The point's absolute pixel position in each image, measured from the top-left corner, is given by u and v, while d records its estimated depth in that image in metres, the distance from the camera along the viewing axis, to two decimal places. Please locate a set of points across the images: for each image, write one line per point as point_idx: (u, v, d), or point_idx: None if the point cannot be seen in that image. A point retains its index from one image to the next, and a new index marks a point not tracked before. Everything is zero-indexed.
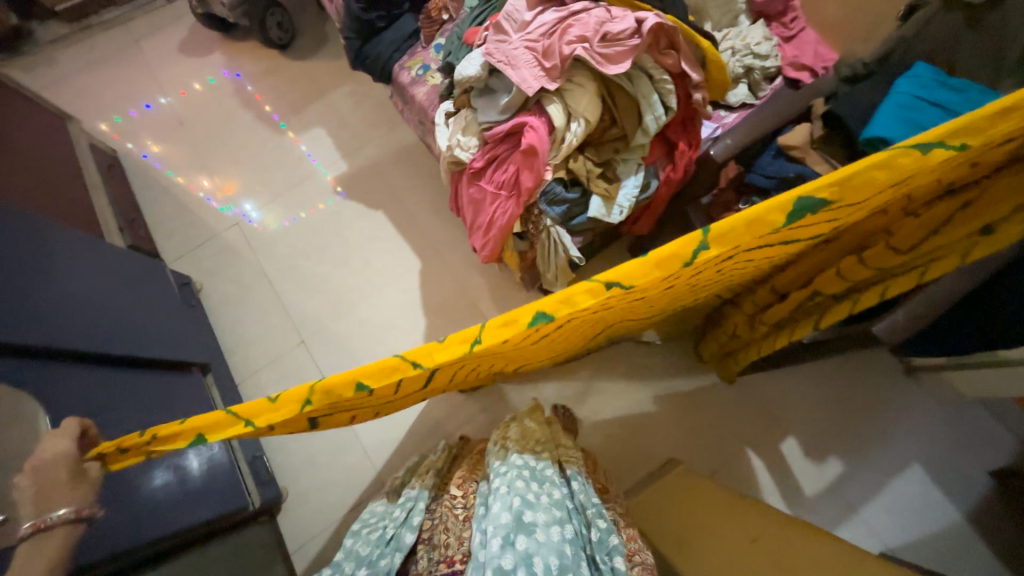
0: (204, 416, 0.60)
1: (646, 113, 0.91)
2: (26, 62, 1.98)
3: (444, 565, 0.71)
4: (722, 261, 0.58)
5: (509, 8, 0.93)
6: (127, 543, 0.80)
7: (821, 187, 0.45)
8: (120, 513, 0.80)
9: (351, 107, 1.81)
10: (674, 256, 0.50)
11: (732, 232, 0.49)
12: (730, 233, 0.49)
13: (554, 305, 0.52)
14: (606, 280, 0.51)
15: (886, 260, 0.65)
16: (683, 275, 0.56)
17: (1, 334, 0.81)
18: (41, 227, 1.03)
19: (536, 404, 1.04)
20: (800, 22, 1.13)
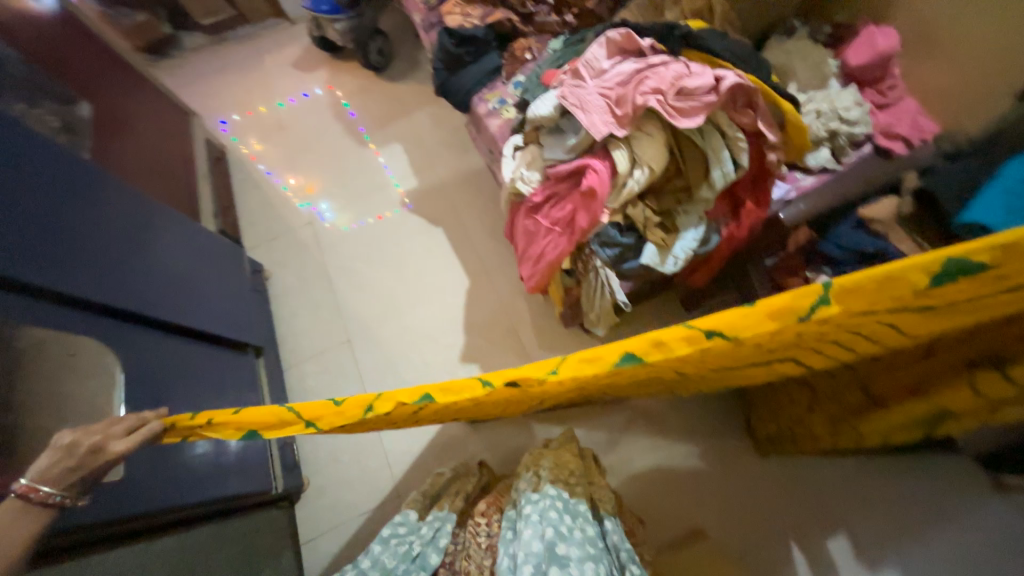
0: (261, 414, 0.66)
1: (713, 169, 0.90)
2: (170, 65, 2.32)
3: None
4: (835, 331, 0.57)
5: (588, 55, 0.96)
6: (159, 504, 0.85)
7: (980, 251, 0.43)
8: (157, 475, 0.86)
9: (429, 128, 1.93)
10: (792, 307, 0.50)
11: (863, 289, 0.48)
12: (858, 290, 0.48)
13: (641, 348, 0.55)
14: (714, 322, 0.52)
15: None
16: (787, 335, 0.56)
17: (98, 296, 0.92)
18: (148, 207, 1.18)
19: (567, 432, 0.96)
20: (899, 91, 1.06)
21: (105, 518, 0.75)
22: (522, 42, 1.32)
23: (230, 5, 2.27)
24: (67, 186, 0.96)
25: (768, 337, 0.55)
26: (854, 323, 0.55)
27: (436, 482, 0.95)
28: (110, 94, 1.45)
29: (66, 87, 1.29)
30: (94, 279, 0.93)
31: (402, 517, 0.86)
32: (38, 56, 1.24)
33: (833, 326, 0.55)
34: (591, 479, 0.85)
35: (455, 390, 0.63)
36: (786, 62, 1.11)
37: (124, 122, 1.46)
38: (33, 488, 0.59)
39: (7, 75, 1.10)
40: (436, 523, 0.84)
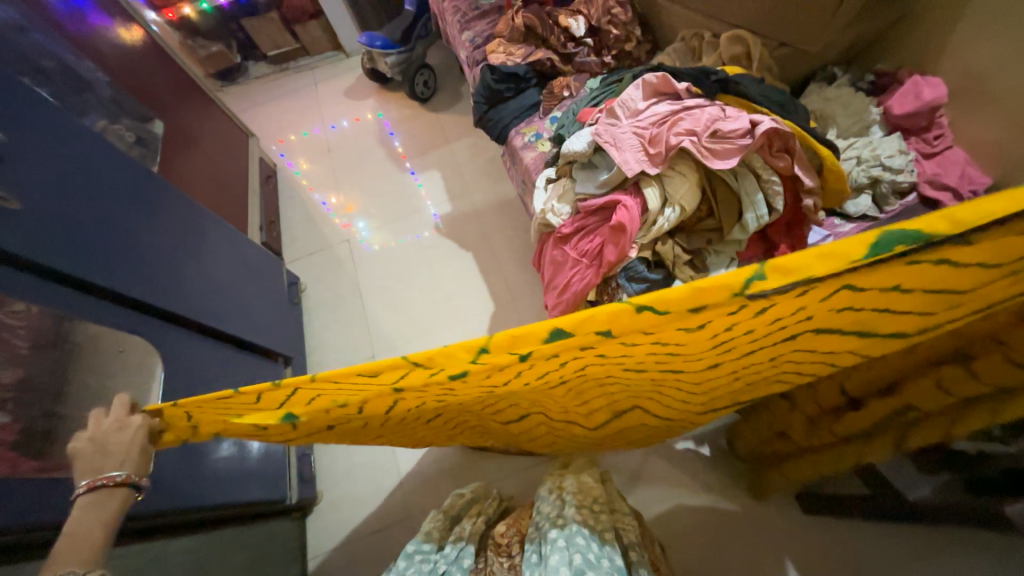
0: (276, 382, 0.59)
1: (747, 212, 0.89)
2: (237, 90, 2.53)
3: None
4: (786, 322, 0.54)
5: (624, 96, 0.99)
6: (184, 503, 0.86)
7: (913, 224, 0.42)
8: (185, 476, 0.89)
9: (467, 157, 2.01)
10: (722, 291, 0.46)
11: (798, 265, 0.44)
12: (791, 268, 0.45)
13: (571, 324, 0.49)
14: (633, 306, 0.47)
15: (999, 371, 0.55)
16: (727, 323, 0.52)
17: (152, 298, 1.00)
18: (203, 219, 1.27)
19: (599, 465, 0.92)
20: (947, 139, 1.04)
21: (144, 511, 0.79)
22: (560, 80, 1.37)
23: (295, 39, 2.48)
24: (134, 195, 1.05)
25: (714, 322, 0.51)
26: (805, 311, 0.51)
27: (456, 502, 0.89)
28: (180, 115, 1.60)
29: (143, 107, 1.43)
30: (148, 282, 1.00)
31: (426, 534, 0.78)
32: (124, 79, 1.39)
33: (783, 313, 0.51)
34: (614, 507, 0.79)
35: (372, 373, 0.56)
36: (826, 108, 1.11)
37: (190, 140, 1.59)
38: (96, 478, 0.57)
39: (96, 96, 1.23)
40: (459, 543, 0.76)
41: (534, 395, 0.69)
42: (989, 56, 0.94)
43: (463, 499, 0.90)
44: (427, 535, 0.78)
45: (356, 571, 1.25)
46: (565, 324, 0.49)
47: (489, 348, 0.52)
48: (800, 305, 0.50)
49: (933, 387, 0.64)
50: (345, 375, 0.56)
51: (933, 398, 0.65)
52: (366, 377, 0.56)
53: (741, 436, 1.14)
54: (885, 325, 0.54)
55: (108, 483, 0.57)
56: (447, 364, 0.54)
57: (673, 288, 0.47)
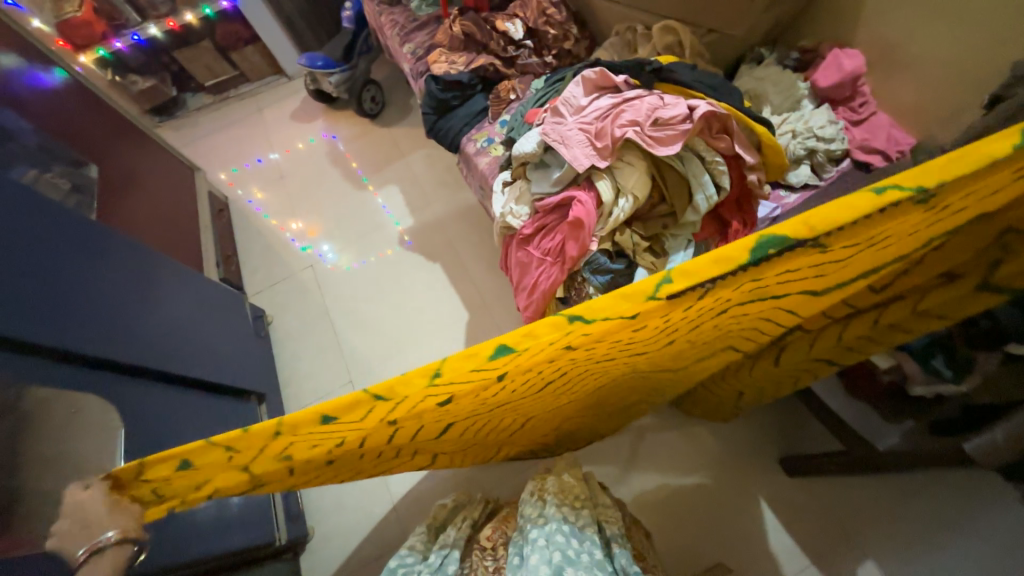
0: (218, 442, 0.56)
1: (696, 193, 0.92)
2: (177, 124, 2.44)
3: None
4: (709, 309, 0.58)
5: (566, 94, 1.01)
6: (158, 563, 0.82)
7: (783, 229, 0.48)
8: (161, 534, 0.84)
9: (424, 168, 1.99)
10: (638, 295, 0.51)
11: (697, 269, 0.50)
12: (695, 273, 0.50)
13: (513, 339, 0.53)
14: (567, 316, 0.52)
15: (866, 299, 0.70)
16: (653, 322, 0.56)
17: (103, 351, 0.94)
18: (153, 261, 1.21)
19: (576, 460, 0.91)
20: (871, 106, 1.10)
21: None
22: (505, 84, 1.38)
23: (232, 66, 2.40)
24: (74, 245, 0.99)
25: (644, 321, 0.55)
26: (714, 300, 0.55)
27: (441, 511, 0.88)
28: (117, 155, 1.53)
29: (75, 152, 1.35)
30: (99, 336, 0.95)
31: (409, 547, 0.77)
32: (50, 125, 1.32)
33: (695, 304, 0.55)
34: (597, 501, 0.79)
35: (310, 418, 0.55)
36: (759, 88, 1.16)
37: (132, 181, 1.52)
38: (91, 544, 0.54)
39: (20, 145, 1.16)
40: (443, 550, 0.74)
41: (488, 411, 0.69)
42: (898, 25, 1.01)
43: (448, 508, 0.89)
44: (410, 549, 0.76)
45: None
46: (509, 340, 0.53)
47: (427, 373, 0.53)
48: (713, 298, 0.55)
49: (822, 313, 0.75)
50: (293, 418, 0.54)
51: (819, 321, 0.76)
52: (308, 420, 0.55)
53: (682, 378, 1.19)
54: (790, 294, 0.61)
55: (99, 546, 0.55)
56: (380, 405, 0.56)
57: (598, 298, 0.51)
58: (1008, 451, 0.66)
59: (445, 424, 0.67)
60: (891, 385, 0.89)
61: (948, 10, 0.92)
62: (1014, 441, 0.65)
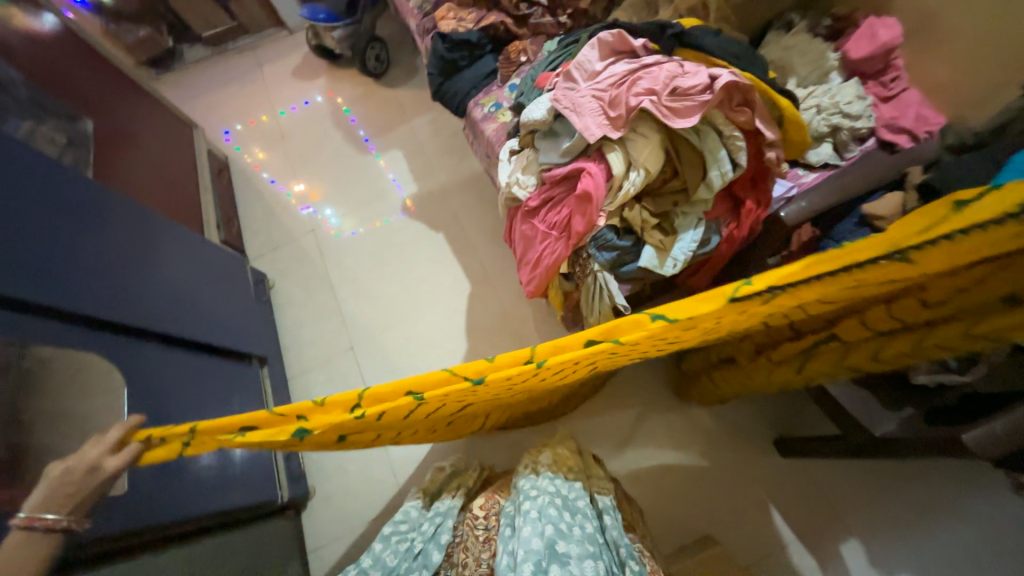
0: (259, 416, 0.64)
1: (711, 169, 0.88)
2: (174, 77, 2.35)
3: None
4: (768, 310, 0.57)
5: (580, 57, 0.95)
6: (160, 517, 0.84)
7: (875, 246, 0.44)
8: (166, 491, 0.86)
9: (428, 133, 1.93)
10: (719, 297, 0.53)
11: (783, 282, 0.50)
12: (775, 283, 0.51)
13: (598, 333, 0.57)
14: (650, 315, 0.55)
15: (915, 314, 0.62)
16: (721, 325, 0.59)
17: (102, 311, 0.94)
18: (151, 221, 1.19)
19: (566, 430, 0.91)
20: (902, 83, 1.03)
21: (127, 529, 0.78)
22: (516, 45, 1.31)
23: (230, 17, 2.29)
24: (71, 203, 0.97)
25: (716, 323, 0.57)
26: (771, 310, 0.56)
27: (437, 478, 0.90)
28: (113, 110, 1.48)
29: (69, 105, 1.31)
30: (98, 295, 0.95)
31: (404, 513, 0.80)
32: (42, 76, 1.27)
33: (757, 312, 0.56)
34: (590, 472, 0.80)
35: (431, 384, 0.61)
36: (785, 57, 1.09)
37: (128, 137, 1.48)
38: (32, 516, 0.60)
39: (10, 96, 1.11)
40: (437, 518, 0.77)
41: (524, 391, 0.74)
42: None
43: (443, 474, 0.91)
44: (407, 513, 0.80)
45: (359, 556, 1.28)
46: (596, 334, 0.57)
47: (533, 359, 0.60)
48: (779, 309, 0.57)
49: (859, 322, 0.69)
50: (392, 393, 0.62)
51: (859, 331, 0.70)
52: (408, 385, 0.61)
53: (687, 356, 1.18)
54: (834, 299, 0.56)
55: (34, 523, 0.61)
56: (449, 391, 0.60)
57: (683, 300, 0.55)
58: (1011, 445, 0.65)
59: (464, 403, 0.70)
60: (894, 373, 0.89)
61: None
62: (1016, 435, 0.64)
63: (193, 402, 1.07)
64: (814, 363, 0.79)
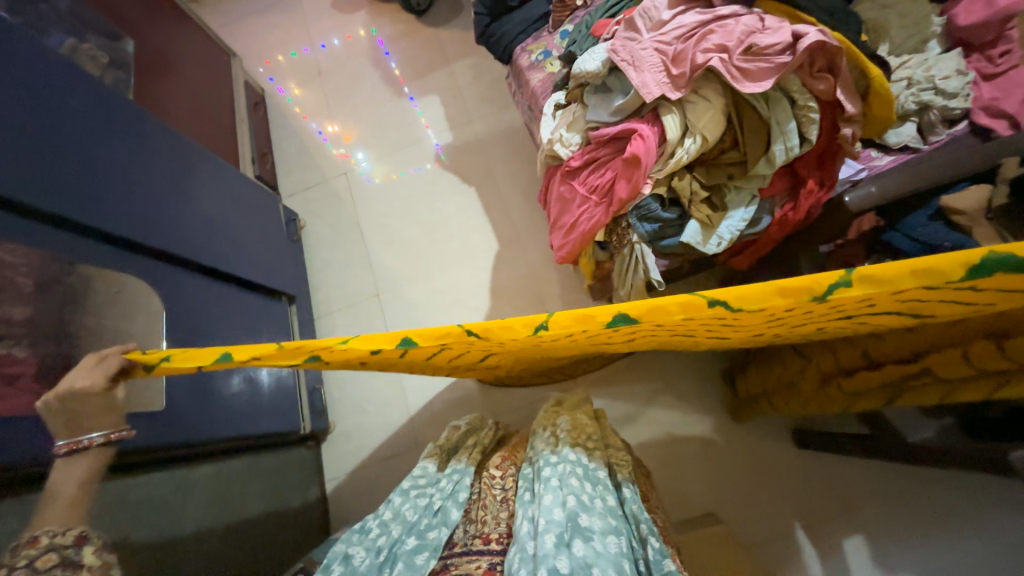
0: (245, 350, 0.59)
1: (775, 143, 0.81)
2: (214, 1, 2.29)
3: (478, 541, 0.68)
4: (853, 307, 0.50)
5: (646, 3, 0.85)
6: (197, 434, 0.89)
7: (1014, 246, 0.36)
8: (201, 412, 0.91)
9: (468, 80, 1.84)
10: (799, 293, 0.45)
11: (885, 277, 0.42)
12: (881, 281, 0.42)
13: (636, 310, 0.50)
14: (706, 299, 0.48)
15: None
16: (790, 315, 0.53)
17: (141, 236, 0.96)
18: (189, 150, 1.19)
19: (584, 394, 0.91)
20: (1015, 57, 0.89)
21: (162, 443, 0.82)
22: None
23: None
24: (112, 125, 0.97)
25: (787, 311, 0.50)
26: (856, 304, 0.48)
27: (453, 435, 0.90)
28: (153, 30, 1.45)
29: (110, 22, 1.28)
30: (137, 220, 0.97)
31: (422, 469, 0.81)
32: None
33: (844, 304, 0.49)
34: (608, 442, 0.80)
35: (433, 334, 0.56)
36: (881, 18, 0.96)
37: (167, 61, 1.46)
38: (77, 441, 0.61)
39: (52, 7, 1.10)
40: (455, 476, 0.78)
41: (548, 347, 0.71)
42: None
43: (459, 432, 0.91)
44: (424, 469, 0.81)
45: (373, 490, 1.36)
46: (629, 309, 0.50)
47: (548, 325, 0.53)
48: (860, 305, 0.49)
49: (961, 357, 0.64)
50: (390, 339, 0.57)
51: (956, 368, 0.65)
52: (413, 339, 0.57)
53: (743, 378, 1.15)
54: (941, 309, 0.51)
55: (81, 445, 0.61)
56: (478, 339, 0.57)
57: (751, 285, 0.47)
58: None
59: (487, 351, 0.69)
60: None
61: None
62: None
63: (223, 332, 1.11)
64: (903, 398, 0.74)
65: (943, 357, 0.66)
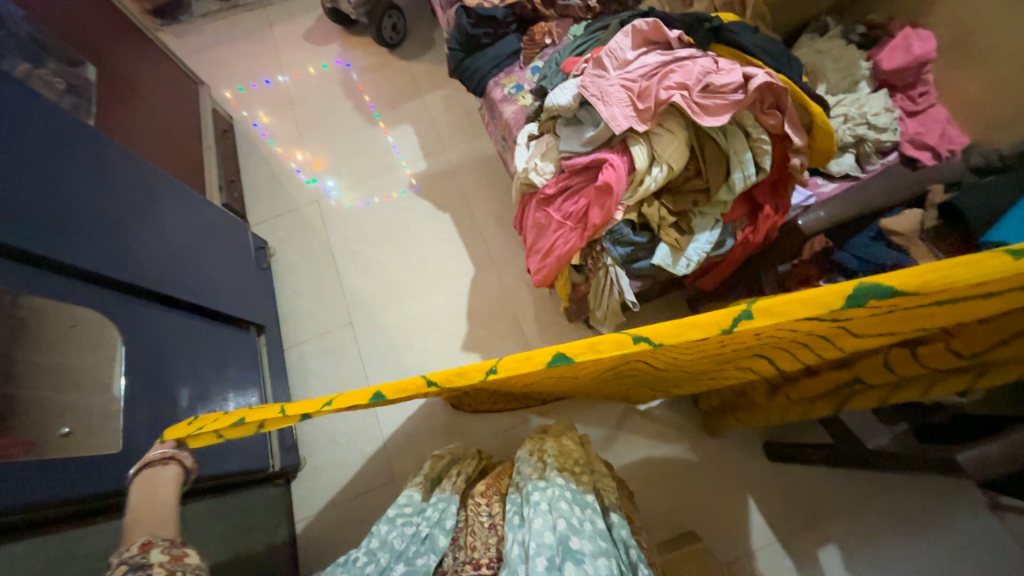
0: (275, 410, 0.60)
1: (735, 171, 0.87)
2: (180, 30, 2.27)
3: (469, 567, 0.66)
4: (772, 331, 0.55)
5: (611, 45, 0.92)
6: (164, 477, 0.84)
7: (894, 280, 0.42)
8: None
9: (441, 110, 1.89)
10: (712, 326, 0.49)
11: (782, 308, 0.46)
12: (778, 311, 0.46)
13: (575, 348, 0.53)
14: (633, 336, 0.51)
15: (945, 362, 0.62)
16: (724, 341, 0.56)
17: (99, 267, 0.92)
18: (154, 178, 1.16)
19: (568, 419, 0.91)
20: (930, 98, 1.03)
21: None
22: (542, 26, 1.27)
23: None
24: (71, 151, 0.94)
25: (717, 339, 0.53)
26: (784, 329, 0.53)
27: (436, 464, 0.89)
28: (116, 58, 1.42)
29: (71, 49, 1.25)
30: (98, 252, 0.92)
31: (407, 497, 0.79)
32: (44, 15, 1.21)
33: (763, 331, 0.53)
34: (595, 466, 0.80)
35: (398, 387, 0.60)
36: (818, 62, 1.07)
37: (131, 87, 1.43)
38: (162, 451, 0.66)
39: (9, 33, 1.06)
40: (441, 504, 0.77)
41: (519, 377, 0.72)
42: (988, 7, 0.92)
43: (442, 461, 0.90)
44: (410, 498, 0.79)
45: (346, 527, 1.29)
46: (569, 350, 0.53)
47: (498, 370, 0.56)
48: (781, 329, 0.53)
49: (883, 363, 0.70)
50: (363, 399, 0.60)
51: (882, 374, 0.70)
52: (382, 394, 0.60)
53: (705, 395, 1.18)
54: (859, 326, 0.56)
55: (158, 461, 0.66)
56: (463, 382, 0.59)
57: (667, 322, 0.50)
58: (1004, 467, 0.66)
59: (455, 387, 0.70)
60: None
61: None
62: (1011, 456, 0.65)
63: (186, 365, 1.05)
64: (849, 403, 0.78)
65: (869, 364, 0.72)
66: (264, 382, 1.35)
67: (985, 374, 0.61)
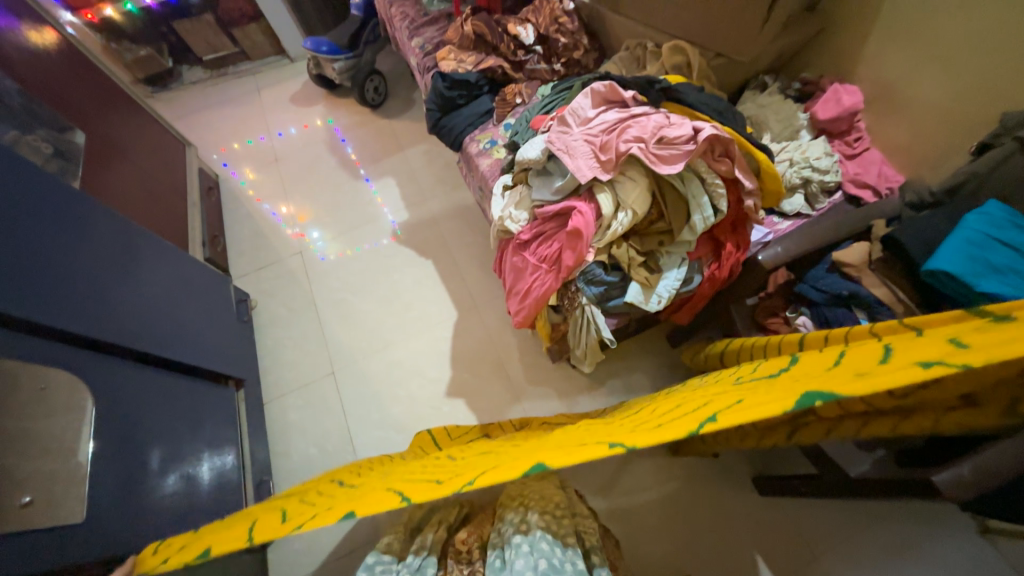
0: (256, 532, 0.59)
1: (694, 213, 0.94)
2: (170, 96, 2.38)
3: None
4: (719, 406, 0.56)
5: (573, 104, 1.01)
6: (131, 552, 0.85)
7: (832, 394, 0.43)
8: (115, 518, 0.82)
9: (422, 163, 1.98)
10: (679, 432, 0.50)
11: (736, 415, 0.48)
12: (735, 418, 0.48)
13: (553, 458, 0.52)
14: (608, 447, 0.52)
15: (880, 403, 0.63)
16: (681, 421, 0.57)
17: (73, 326, 0.91)
18: (136, 236, 1.18)
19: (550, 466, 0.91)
20: (865, 141, 1.14)
21: None
22: (512, 88, 1.38)
23: (233, 43, 2.35)
24: (52, 214, 0.95)
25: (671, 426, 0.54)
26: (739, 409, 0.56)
27: (417, 513, 0.87)
28: (105, 124, 1.47)
29: (61, 116, 1.30)
30: (74, 313, 0.92)
31: (385, 549, 0.75)
32: (38, 88, 1.27)
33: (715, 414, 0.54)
34: (576, 509, 0.79)
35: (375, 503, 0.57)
36: (761, 115, 1.18)
37: (119, 151, 1.48)
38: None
39: (2, 105, 1.11)
40: (421, 553, 0.74)
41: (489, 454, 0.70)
42: (901, 65, 1.04)
43: (422, 510, 0.87)
44: (387, 547, 0.76)
45: None
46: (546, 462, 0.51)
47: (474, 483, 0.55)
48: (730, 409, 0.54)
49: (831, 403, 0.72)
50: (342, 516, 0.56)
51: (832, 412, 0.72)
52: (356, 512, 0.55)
53: None
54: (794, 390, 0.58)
55: None
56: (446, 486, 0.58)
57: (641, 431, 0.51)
58: (975, 487, 0.68)
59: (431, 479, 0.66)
60: None
61: (948, 53, 0.95)
62: (980, 475, 0.67)
63: (160, 425, 1.02)
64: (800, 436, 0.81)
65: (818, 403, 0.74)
66: (242, 440, 1.30)
67: (908, 418, 0.65)
